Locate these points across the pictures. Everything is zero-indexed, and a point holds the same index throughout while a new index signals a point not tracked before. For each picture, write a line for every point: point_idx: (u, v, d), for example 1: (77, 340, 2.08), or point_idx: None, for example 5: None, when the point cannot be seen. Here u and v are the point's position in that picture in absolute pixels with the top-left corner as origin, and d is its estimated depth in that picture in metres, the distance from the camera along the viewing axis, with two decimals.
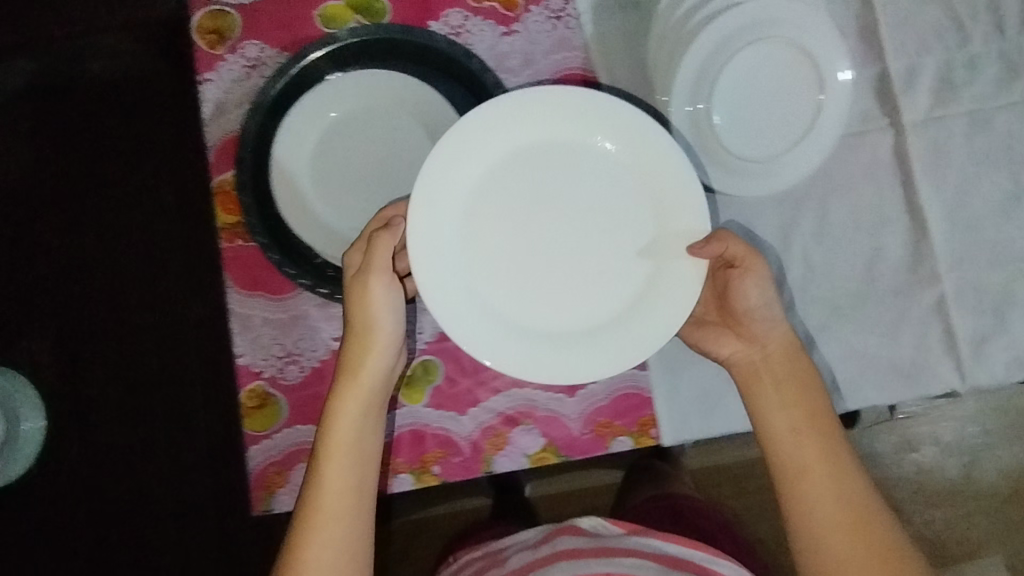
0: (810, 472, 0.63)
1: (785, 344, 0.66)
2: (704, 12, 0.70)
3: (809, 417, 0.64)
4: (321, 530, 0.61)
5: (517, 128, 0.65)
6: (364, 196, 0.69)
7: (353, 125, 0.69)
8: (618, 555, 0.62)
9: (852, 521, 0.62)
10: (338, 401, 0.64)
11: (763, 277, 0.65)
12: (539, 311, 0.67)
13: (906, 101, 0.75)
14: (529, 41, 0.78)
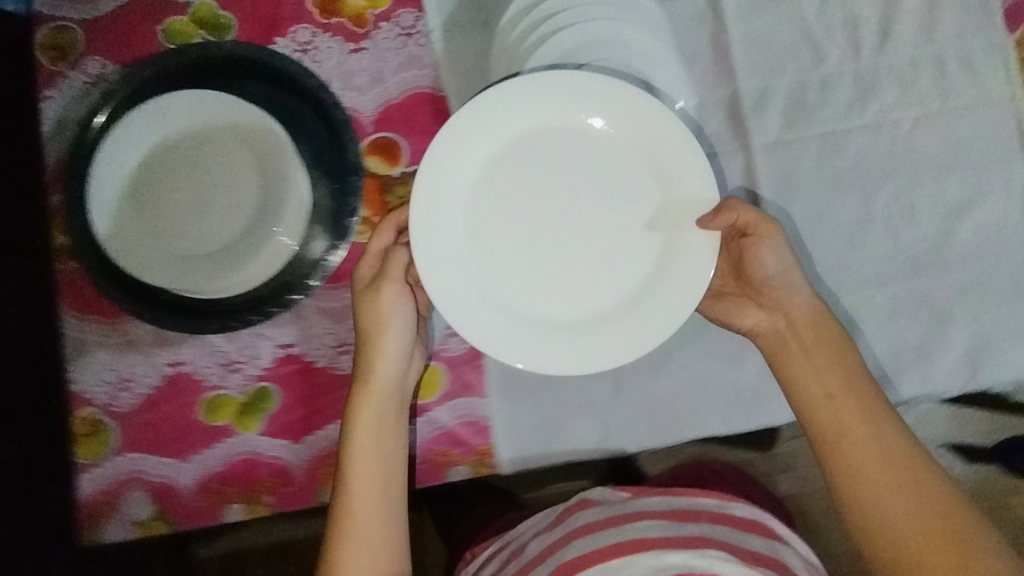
0: (846, 427, 0.66)
1: (812, 310, 0.68)
2: (537, 34, 0.68)
3: (842, 378, 0.67)
4: (366, 495, 0.67)
5: (503, 120, 0.66)
6: (205, 218, 0.70)
7: (178, 144, 0.69)
8: (629, 521, 0.68)
9: (891, 473, 0.64)
10: (371, 373, 0.68)
11: (779, 243, 0.67)
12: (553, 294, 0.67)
13: (756, 123, 0.73)
14: (377, 59, 0.76)
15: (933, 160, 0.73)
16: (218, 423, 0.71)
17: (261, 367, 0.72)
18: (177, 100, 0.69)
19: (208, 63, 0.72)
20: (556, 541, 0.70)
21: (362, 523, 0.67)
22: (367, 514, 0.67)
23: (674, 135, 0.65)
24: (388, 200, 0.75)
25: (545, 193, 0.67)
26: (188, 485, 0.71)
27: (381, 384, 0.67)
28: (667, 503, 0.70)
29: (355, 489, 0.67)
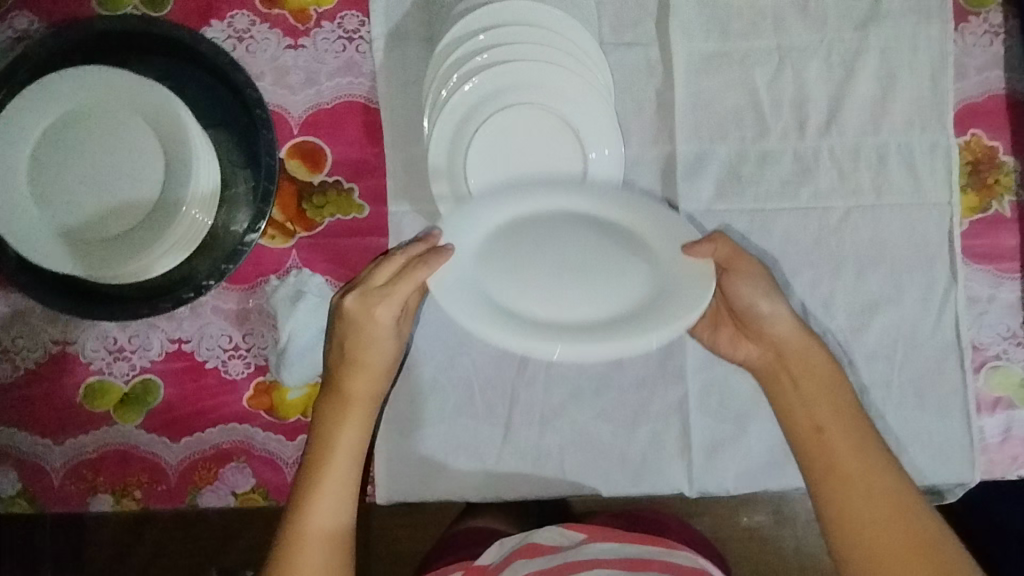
0: (836, 461, 0.62)
1: (800, 339, 0.65)
2: (468, 66, 0.66)
3: (831, 409, 0.64)
4: (338, 474, 0.65)
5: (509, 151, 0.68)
6: (102, 202, 0.65)
7: (85, 117, 0.65)
8: (584, 568, 0.66)
9: (893, 522, 0.59)
10: (361, 353, 0.65)
11: (760, 275, 0.65)
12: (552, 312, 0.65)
13: (687, 189, 0.72)
14: (314, 59, 0.73)
15: (857, 253, 0.72)
16: (98, 410, 0.70)
17: (149, 359, 0.71)
18: (91, 71, 0.65)
19: (140, 39, 0.70)
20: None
21: (332, 502, 0.64)
22: (331, 492, 0.64)
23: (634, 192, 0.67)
24: (303, 207, 0.72)
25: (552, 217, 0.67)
26: (58, 468, 0.70)
27: (380, 370, 0.66)
28: (617, 548, 0.68)
29: (336, 467, 0.65)
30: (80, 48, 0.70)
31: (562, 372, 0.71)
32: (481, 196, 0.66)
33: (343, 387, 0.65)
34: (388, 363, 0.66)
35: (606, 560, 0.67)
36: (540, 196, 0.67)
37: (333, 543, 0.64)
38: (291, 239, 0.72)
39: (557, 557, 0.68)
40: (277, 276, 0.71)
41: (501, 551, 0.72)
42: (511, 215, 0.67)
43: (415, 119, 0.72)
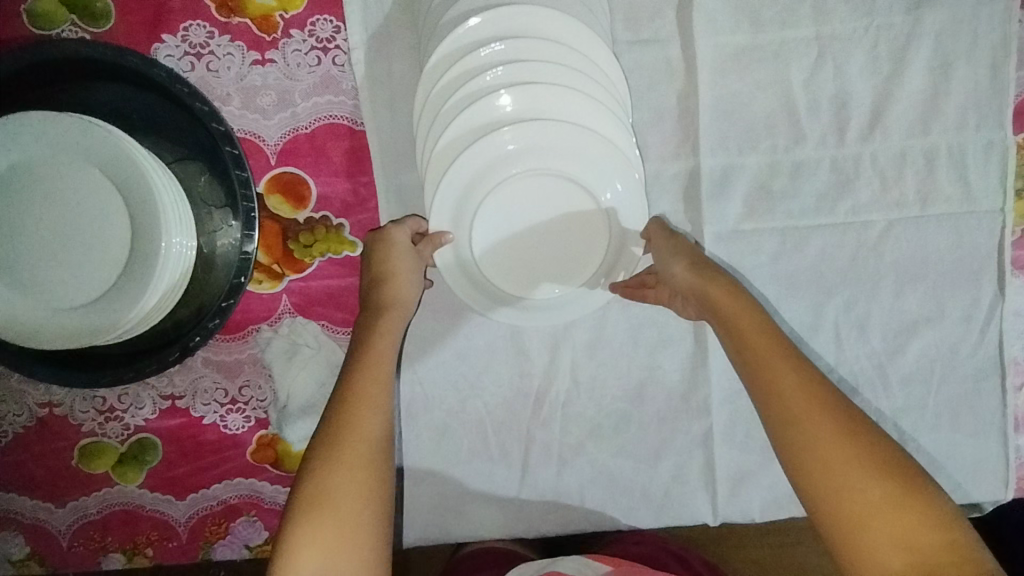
0: (780, 386, 0.50)
1: (694, 280, 0.57)
2: (463, 91, 0.57)
3: (765, 335, 0.53)
4: (379, 375, 0.54)
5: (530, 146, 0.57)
6: (66, 264, 0.59)
7: (35, 173, 0.58)
8: None
9: (853, 451, 0.46)
10: (396, 264, 0.60)
11: (674, 241, 0.60)
12: (517, 214, 0.60)
13: (712, 208, 0.65)
14: (285, 75, 0.64)
15: (898, 271, 0.66)
16: (95, 472, 0.67)
17: (142, 417, 0.66)
18: (31, 117, 0.57)
19: (84, 65, 0.61)
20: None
21: (373, 406, 0.52)
22: (370, 394, 0.53)
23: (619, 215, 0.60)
24: (289, 247, 0.65)
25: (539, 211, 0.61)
26: (65, 530, 0.68)
27: (403, 284, 0.59)
28: None
29: (372, 370, 0.54)
30: (19, 81, 0.61)
31: (580, 410, 0.67)
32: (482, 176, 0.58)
33: (377, 300, 0.59)
34: (414, 279, 0.60)
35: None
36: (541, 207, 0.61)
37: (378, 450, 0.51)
38: (280, 283, 0.66)
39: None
40: (268, 323, 0.66)
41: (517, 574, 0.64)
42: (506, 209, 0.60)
43: (407, 142, 0.64)
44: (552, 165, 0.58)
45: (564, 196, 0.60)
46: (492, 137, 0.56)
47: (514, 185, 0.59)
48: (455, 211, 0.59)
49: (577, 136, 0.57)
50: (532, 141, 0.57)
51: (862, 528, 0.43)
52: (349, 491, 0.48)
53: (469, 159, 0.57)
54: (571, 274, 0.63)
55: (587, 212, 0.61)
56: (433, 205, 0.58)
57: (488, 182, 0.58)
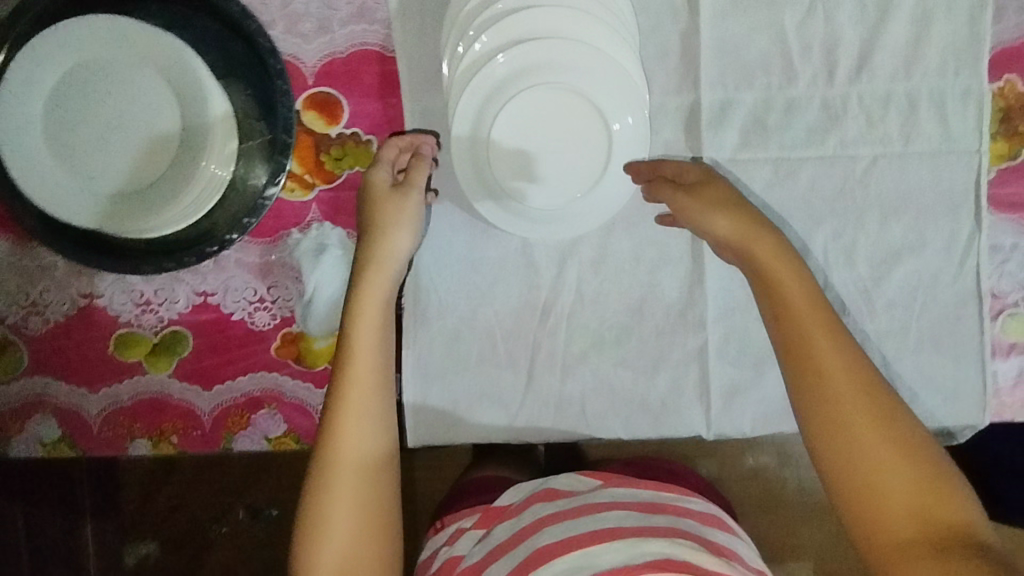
0: (823, 370, 0.59)
1: (747, 237, 0.65)
2: (489, 11, 0.64)
3: (808, 309, 0.62)
4: (371, 366, 0.64)
5: (546, 62, 0.64)
6: (120, 155, 0.65)
7: (96, 71, 0.64)
8: (601, 509, 0.63)
9: (884, 433, 0.56)
10: (382, 215, 0.66)
11: (708, 198, 0.66)
12: (529, 128, 0.66)
13: (711, 137, 0.71)
14: (325, 4, 0.70)
15: (882, 203, 0.71)
16: (130, 360, 0.71)
17: (176, 311, 0.71)
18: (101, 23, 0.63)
19: None
20: (517, 535, 0.63)
21: (363, 399, 0.63)
22: (365, 392, 0.64)
23: (622, 135, 0.66)
24: (321, 159, 0.71)
25: (550, 127, 0.66)
26: (96, 415, 0.72)
27: (387, 235, 0.66)
28: (633, 494, 0.66)
29: (363, 363, 0.64)
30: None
31: (583, 321, 0.72)
32: (503, 88, 0.64)
33: (372, 250, 0.66)
34: (403, 228, 0.67)
35: (623, 502, 0.64)
36: (553, 122, 0.66)
37: (373, 447, 0.63)
38: (311, 192, 0.71)
39: (574, 500, 0.65)
40: (298, 229, 0.72)
41: (517, 494, 0.70)
42: (520, 121, 0.66)
43: (433, 67, 0.71)
44: (560, 81, 0.64)
45: (574, 114, 0.66)
46: (509, 54, 0.63)
47: (525, 102, 0.65)
48: (476, 121, 0.66)
49: (583, 52, 0.63)
50: (542, 57, 0.63)
51: (877, 493, 0.54)
52: (354, 482, 0.62)
53: (487, 74, 0.64)
54: (575, 189, 0.68)
55: (593, 131, 0.66)
56: (456, 110, 0.65)
57: (503, 98, 0.65)
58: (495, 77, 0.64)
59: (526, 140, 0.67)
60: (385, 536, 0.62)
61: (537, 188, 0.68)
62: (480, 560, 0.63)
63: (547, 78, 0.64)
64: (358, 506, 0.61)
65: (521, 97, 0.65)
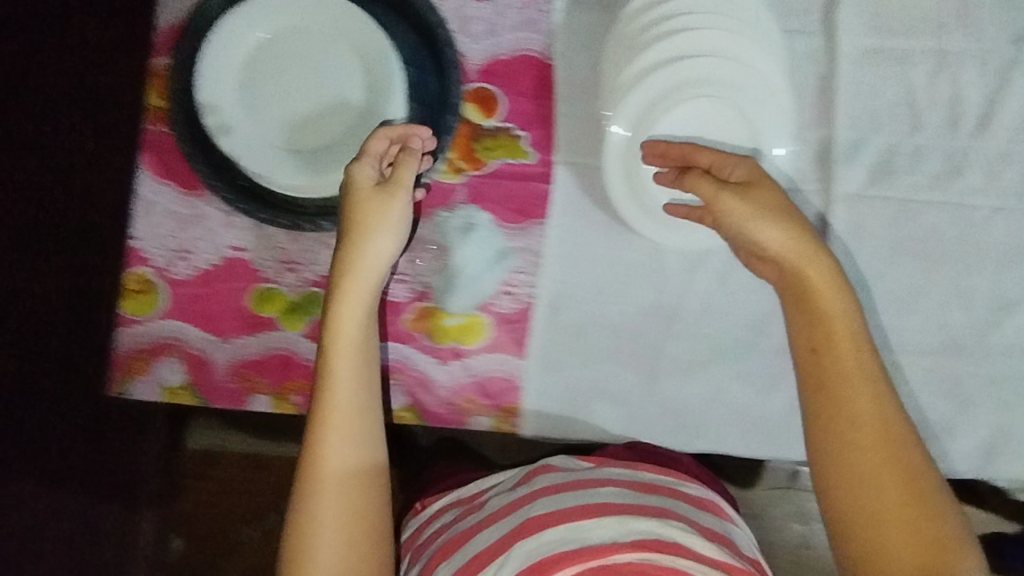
0: (839, 417, 0.62)
1: (802, 261, 0.65)
2: (663, 27, 0.68)
3: (850, 345, 0.64)
4: (348, 387, 0.64)
5: (711, 79, 0.68)
6: (300, 117, 0.69)
7: (292, 38, 0.68)
8: (593, 485, 0.63)
9: (902, 479, 0.60)
10: (366, 215, 0.65)
11: (756, 197, 0.67)
12: (681, 138, 0.70)
13: (842, 172, 0.76)
14: (495, 11, 0.77)
15: (998, 253, 0.75)
16: (264, 315, 0.73)
17: (316, 274, 0.73)
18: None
19: None
20: (508, 509, 0.63)
21: (343, 420, 0.63)
22: (344, 414, 0.64)
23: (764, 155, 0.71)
24: (473, 147, 0.75)
25: (701, 140, 0.70)
26: (222, 365, 0.72)
27: (370, 241, 0.65)
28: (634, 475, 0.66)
29: (343, 384, 0.64)
30: None
31: (707, 332, 0.75)
32: (668, 95, 0.68)
33: (350, 257, 0.65)
34: (384, 232, 0.65)
35: (618, 481, 0.65)
36: (704, 135, 0.70)
37: (357, 472, 0.63)
38: (460, 177, 0.75)
39: (570, 475, 0.66)
40: (444, 209, 0.74)
41: (513, 474, 0.70)
42: (674, 130, 0.70)
43: (588, 79, 0.76)
44: (716, 97, 0.69)
45: (724, 132, 0.70)
46: (676, 68, 0.68)
47: (684, 113, 0.69)
48: (637, 123, 0.69)
49: (739, 74, 0.69)
50: (707, 74, 0.68)
51: (884, 535, 0.58)
52: (337, 503, 0.62)
53: (652, 83, 0.68)
54: None
55: (739, 149, 0.71)
56: (620, 111, 0.69)
57: (663, 107, 0.69)
58: (662, 85, 0.68)
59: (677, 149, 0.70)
60: (376, 554, 0.62)
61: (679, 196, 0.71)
62: (471, 529, 0.63)
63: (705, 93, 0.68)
64: (348, 530, 0.61)
65: (682, 107, 0.69)
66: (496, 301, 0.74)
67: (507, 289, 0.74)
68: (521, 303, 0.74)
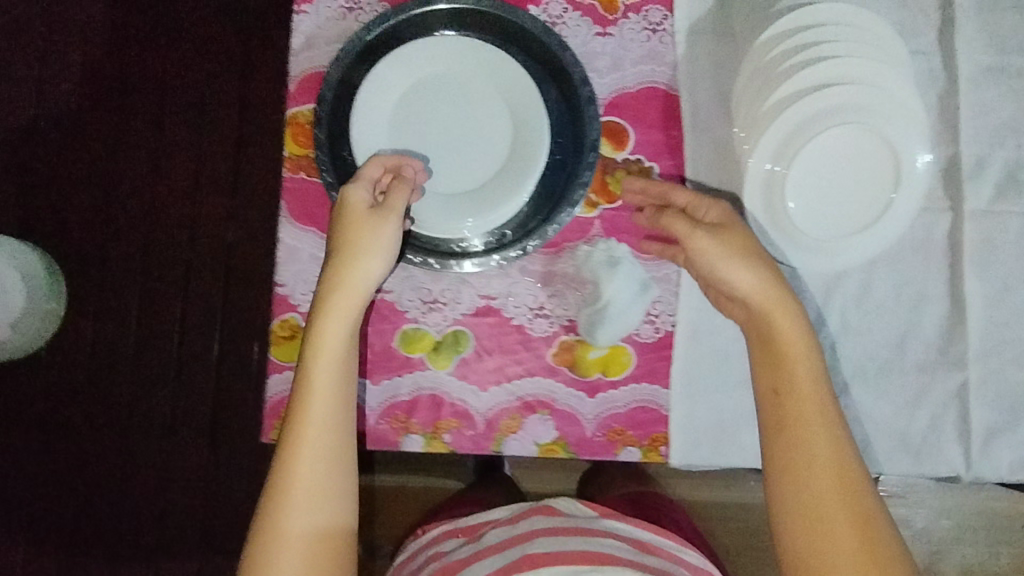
0: (806, 461, 0.63)
1: (786, 319, 0.66)
2: (799, 58, 0.70)
3: (809, 381, 0.65)
4: (322, 422, 0.63)
5: (847, 107, 0.70)
6: (446, 161, 0.71)
7: (434, 87, 0.71)
8: (595, 537, 0.66)
9: (847, 512, 0.61)
10: (357, 239, 0.65)
11: (732, 241, 0.67)
12: (818, 166, 0.72)
13: (969, 190, 0.77)
14: (620, 46, 0.78)
15: None
16: (413, 355, 0.74)
17: (460, 312, 0.74)
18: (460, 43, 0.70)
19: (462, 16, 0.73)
20: (511, 540, 0.67)
21: (313, 451, 0.62)
22: (315, 447, 0.62)
23: (904, 176, 0.72)
24: (607, 181, 0.77)
25: (836, 165, 0.72)
26: (375, 408, 0.73)
27: (353, 272, 0.65)
28: (629, 529, 0.71)
29: (314, 415, 0.63)
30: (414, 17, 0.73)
31: (845, 352, 0.76)
32: (806, 124, 0.70)
33: (331, 280, 0.65)
34: (376, 258, 0.65)
35: (618, 535, 0.69)
36: (839, 159, 0.72)
37: (327, 518, 0.62)
38: (596, 210, 0.76)
39: (570, 520, 0.70)
40: (583, 243, 0.76)
41: (508, 511, 0.75)
42: (812, 157, 0.71)
43: (716, 108, 0.77)
44: (855, 122, 0.70)
45: (859, 156, 0.72)
46: (816, 96, 0.69)
47: (824, 141, 0.71)
48: (775, 154, 0.71)
49: (876, 99, 0.70)
50: (845, 101, 0.70)
51: (828, 564, 0.60)
52: (313, 546, 0.61)
53: (793, 113, 0.70)
54: (851, 224, 0.73)
55: (877, 171, 0.72)
56: (759, 142, 0.71)
57: (804, 136, 0.70)
58: (801, 115, 0.70)
59: (815, 175, 0.72)
60: None
61: (817, 221, 0.73)
62: (469, 556, 0.68)
63: (845, 119, 0.70)
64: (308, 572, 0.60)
65: (821, 135, 0.70)
66: (639, 330, 0.75)
67: (650, 318, 0.75)
68: (664, 330, 0.75)
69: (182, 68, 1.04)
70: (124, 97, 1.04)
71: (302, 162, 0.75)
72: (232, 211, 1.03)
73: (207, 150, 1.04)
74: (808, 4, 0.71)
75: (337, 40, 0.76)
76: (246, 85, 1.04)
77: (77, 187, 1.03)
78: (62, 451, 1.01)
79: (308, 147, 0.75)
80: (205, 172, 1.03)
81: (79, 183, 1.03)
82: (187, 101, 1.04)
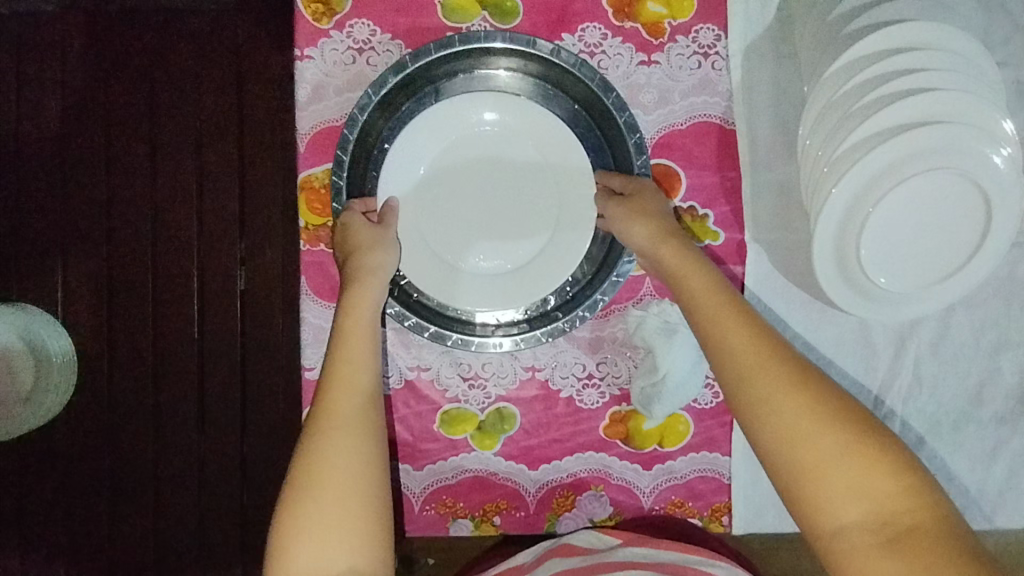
0: (751, 379, 0.51)
1: (681, 265, 0.59)
2: (880, 92, 0.60)
3: (716, 297, 0.57)
4: (358, 363, 0.57)
5: (935, 147, 0.61)
6: (481, 227, 0.66)
7: (463, 146, 0.65)
8: (612, 569, 0.57)
9: (819, 415, 0.48)
10: (357, 232, 0.62)
11: (643, 207, 0.63)
12: (894, 210, 0.64)
13: None
14: (667, 75, 0.69)
15: None
16: (457, 436, 0.69)
17: (502, 387, 0.69)
18: (522, 103, 0.65)
19: (487, 55, 0.66)
20: None
21: (349, 395, 0.55)
22: (351, 384, 0.56)
23: (992, 217, 0.64)
24: None
25: (915, 207, 0.64)
26: (418, 494, 0.69)
27: (370, 252, 0.61)
28: (655, 554, 0.59)
29: (348, 358, 0.57)
30: (435, 61, 0.65)
31: (920, 406, 0.71)
32: (887, 168, 0.61)
33: (349, 263, 0.61)
34: (388, 245, 0.62)
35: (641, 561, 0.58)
36: (918, 200, 0.64)
37: (366, 459, 0.53)
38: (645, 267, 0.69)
39: (588, 557, 0.60)
40: (633, 304, 0.69)
41: (529, 552, 0.64)
42: (889, 202, 0.63)
43: (776, 143, 0.69)
44: (942, 166, 0.62)
45: (941, 197, 0.64)
46: (903, 139, 0.60)
47: (905, 186, 0.63)
48: (852, 204, 0.62)
49: (969, 136, 0.61)
50: (933, 143, 0.61)
51: (828, 489, 0.46)
52: (348, 480, 0.51)
53: (876, 157, 0.60)
54: (929, 273, 0.66)
55: (959, 213, 0.65)
56: (836, 191, 0.61)
57: (886, 183, 0.62)
58: (881, 159, 0.61)
59: (890, 221, 0.64)
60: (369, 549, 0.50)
61: (895, 272, 0.65)
62: None
63: (934, 162, 0.61)
64: (338, 510, 0.50)
65: (904, 179, 0.62)
66: (697, 397, 0.69)
67: (708, 382, 0.69)
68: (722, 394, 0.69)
69: (167, 76, 0.84)
70: (107, 118, 0.84)
71: (320, 232, 0.68)
72: (247, 245, 0.85)
73: (211, 173, 0.84)
74: (889, 26, 0.61)
75: (349, 88, 0.68)
76: (242, 93, 0.83)
77: (57, 229, 0.85)
78: (57, 536, 0.86)
79: (325, 215, 0.68)
80: (209, 203, 0.84)
81: (58, 227, 0.85)
82: (181, 121, 0.84)
